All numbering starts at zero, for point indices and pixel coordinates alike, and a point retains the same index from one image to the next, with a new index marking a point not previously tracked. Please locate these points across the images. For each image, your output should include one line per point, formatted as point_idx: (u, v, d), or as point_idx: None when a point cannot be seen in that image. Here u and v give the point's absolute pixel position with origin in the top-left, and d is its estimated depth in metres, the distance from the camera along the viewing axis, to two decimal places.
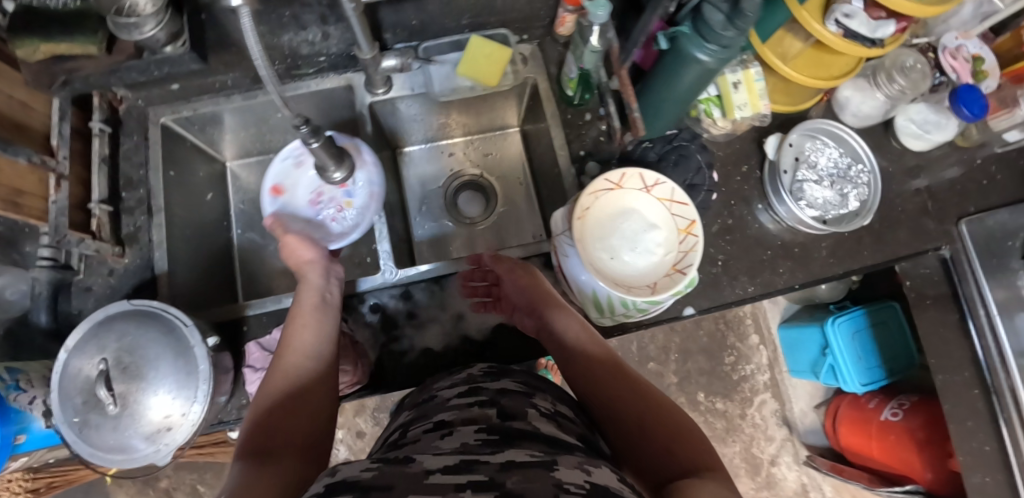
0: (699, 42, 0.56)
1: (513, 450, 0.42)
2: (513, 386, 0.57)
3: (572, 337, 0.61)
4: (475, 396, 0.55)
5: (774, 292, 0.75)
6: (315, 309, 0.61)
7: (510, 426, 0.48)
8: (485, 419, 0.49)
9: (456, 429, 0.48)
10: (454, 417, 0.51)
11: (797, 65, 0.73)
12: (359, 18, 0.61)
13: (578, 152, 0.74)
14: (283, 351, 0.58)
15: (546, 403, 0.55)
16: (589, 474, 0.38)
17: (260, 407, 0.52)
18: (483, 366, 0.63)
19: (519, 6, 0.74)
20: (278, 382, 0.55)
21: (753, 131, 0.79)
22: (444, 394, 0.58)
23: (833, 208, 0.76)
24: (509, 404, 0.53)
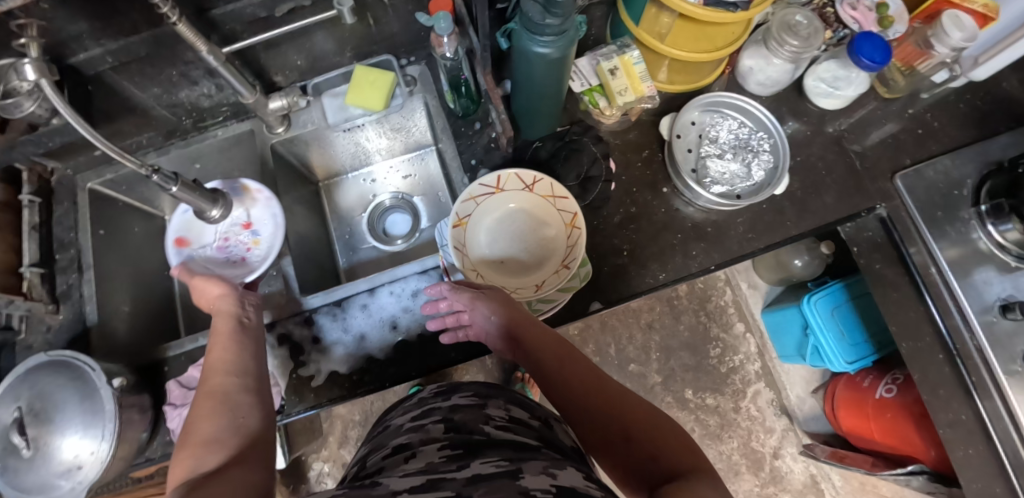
0: (532, 37, 0.57)
1: (479, 463, 0.40)
2: (465, 401, 0.55)
3: (548, 353, 0.58)
4: (429, 417, 0.53)
5: (689, 277, 0.72)
6: (231, 331, 0.61)
7: (473, 440, 0.46)
8: (439, 439, 0.47)
9: (417, 449, 0.46)
10: (411, 440, 0.49)
11: (675, 42, 0.71)
12: (228, 69, 0.65)
13: (470, 161, 0.75)
14: (212, 373, 0.56)
15: (500, 412, 0.54)
16: (553, 477, 0.38)
17: (208, 427, 0.50)
18: (435, 387, 0.61)
19: (397, 31, 0.76)
20: (214, 400, 0.53)
21: (650, 116, 0.78)
22: (398, 421, 0.56)
23: (740, 182, 0.74)
24: (463, 419, 0.51)
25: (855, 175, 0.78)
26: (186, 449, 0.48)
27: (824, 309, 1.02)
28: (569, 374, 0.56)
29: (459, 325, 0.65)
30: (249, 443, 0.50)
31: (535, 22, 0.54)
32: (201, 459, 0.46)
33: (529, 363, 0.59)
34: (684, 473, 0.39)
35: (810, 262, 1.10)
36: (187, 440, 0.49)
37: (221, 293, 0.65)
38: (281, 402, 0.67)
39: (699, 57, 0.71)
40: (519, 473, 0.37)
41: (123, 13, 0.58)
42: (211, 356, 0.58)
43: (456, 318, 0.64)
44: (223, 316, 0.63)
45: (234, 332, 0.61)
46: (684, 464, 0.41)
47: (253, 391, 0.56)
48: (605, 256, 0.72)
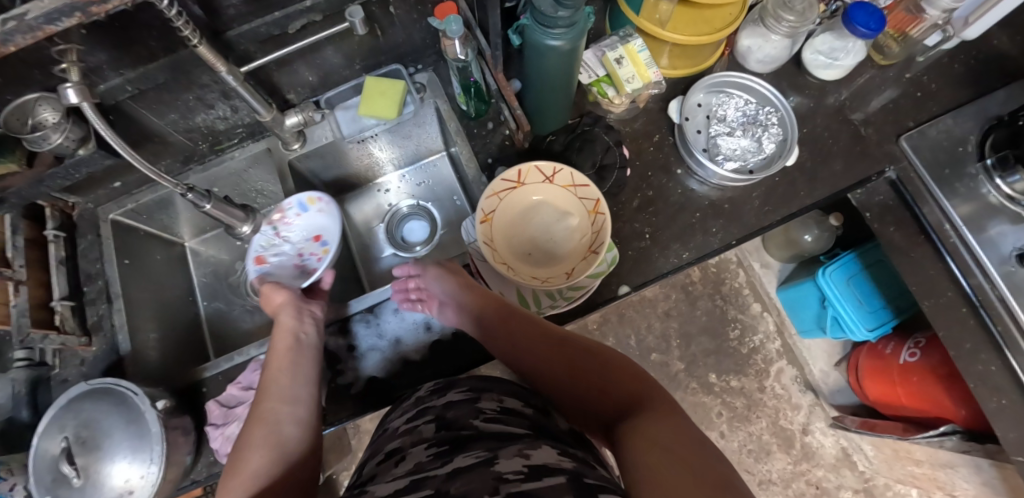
0: (544, 31, 0.58)
1: (462, 455, 0.40)
2: (458, 397, 0.53)
3: (502, 318, 0.64)
4: (423, 417, 0.51)
5: (711, 254, 0.74)
6: (290, 353, 0.61)
7: (460, 434, 0.45)
8: (426, 440, 0.46)
9: (407, 452, 0.45)
10: (402, 443, 0.48)
11: (674, 27, 0.73)
12: (246, 88, 0.66)
13: (486, 160, 0.77)
14: (264, 396, 0.56)
15: (493, 404, 0.52)
16: (528, 458, 0.39)
17: (255, 455, 0.50)
18: (431, 385, 0.59)
19: (404, 41, 0.78)
20: (263, 428, 0.53)
21: (657, 101, 0.80)
22: (394, 424, 0.54)
23: (753, 156, 0.76)
24: (455, 415, 0.49)
25: (862, 141, 0.79)
26: (230, 477, 0.48)
27: (840, 280, 1.04)
28: (520, 341, 0.61)
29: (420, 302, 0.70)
30: (292, 477, 0.50)
31: (547, 16, 0.56)
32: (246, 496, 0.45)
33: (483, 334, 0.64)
34: (636, 407, 0.48)
35: (820, 236, 1.11)
36: (231, 466, 0.49)
37: (290, 310, 0.65)
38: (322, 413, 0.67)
39: (702, 40, 0.72)
40: (494, 460, 0.38)
41: (142, 41, 0.59)
42: (266, 377, 0.59)
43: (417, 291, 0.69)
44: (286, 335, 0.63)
45: (294, 354, 0.61)
46: (633, 396, 0.49)
47: (305, 419, 0.56)
48: (627, 241, 0.74)
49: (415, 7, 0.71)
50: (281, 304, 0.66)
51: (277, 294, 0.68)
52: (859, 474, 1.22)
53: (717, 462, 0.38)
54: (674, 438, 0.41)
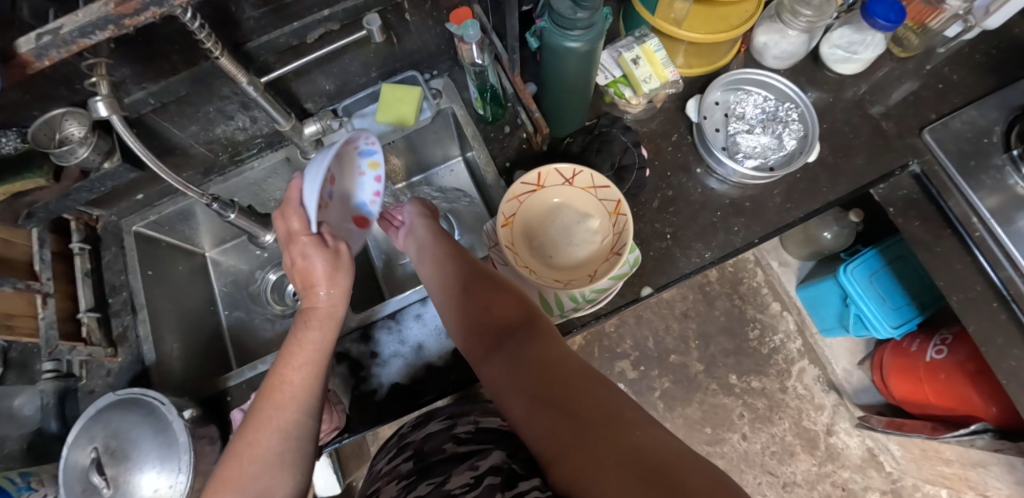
0: (563, 33, 0.58)
1: (422, 486, 0.43)
2: (437, 428, 0.54)
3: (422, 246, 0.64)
4: (404, 455, 0.52)
5: (734, 253, 0.73)
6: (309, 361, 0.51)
7: (431, 462, 0.47)
8: (397, 471, 0.48)
9: (380, 488, 0.48)
10: (381, 482, 0.50)
11: (690, 26, 0.72)
12: (266, 97, 0.67)
13: (505, 164, 0.77)
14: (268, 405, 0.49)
15: (468, 427, 0.52)
16: (476, 470, 0.42)
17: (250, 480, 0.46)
18: (411, 421, 0.61)
19: (419, 47, 0.78)
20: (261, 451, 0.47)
21: (674, 101, 0.79)
22: (380, 465, 0.56)
23: (773, 153, 0.76)
24: (432, 447, 0.50)
25: (884, 135, 0.78)
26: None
27: (862, 278, 1.02)
28: (431, 265, 0.62)
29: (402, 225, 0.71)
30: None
31: (566, 18, 0.56)
32: None
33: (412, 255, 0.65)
34: (518, 336, 0.49)
35: (839, 232, 1.09)
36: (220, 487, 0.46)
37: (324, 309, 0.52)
38: (346, 420, 0.67)
39: (718, 37, 0.71)
40: (445, 482, 0.42)
41: (165, 55, 0.60)
42: (274, 380, 0.50)
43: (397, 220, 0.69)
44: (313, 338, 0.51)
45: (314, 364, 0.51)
46: (520, 320, 0.51)
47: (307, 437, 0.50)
48: (648, 241, 0.73)
49: (430, 14, 0.72)
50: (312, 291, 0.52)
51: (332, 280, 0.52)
52: (886, 474, 1.20)
53: (595, 386, 0.42)
54: (560, 372, 0.44)
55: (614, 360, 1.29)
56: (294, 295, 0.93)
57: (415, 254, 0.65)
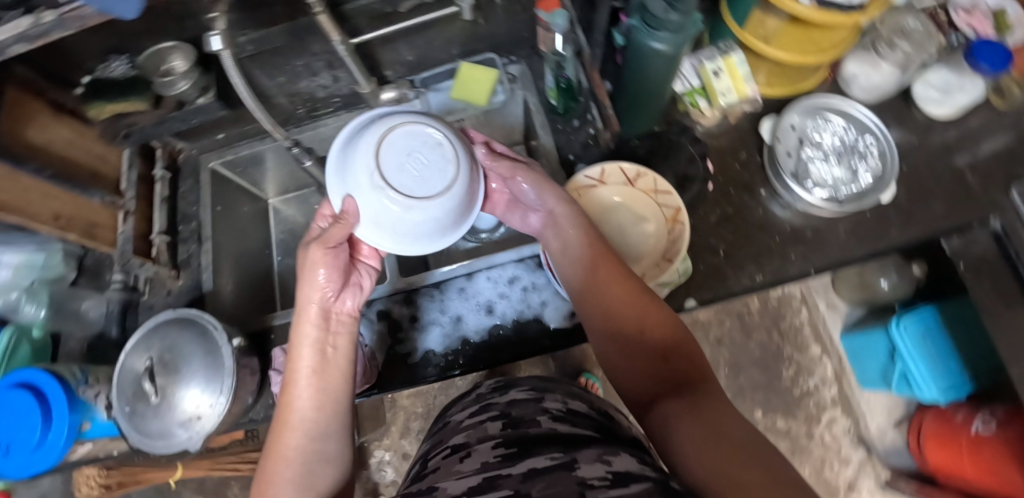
0: (650, 33, 0.59)
1: (534, 457, 0.34)
2: (521, 395, 0.47)
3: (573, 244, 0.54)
4: (487, 412, 0.45)
5: (786, 281, 0.71)
6: (314, 402, 0.47)
7: (527, 434, 0.38)
8: (491, 436, 0.40)
9: (473, 448, 0.39)
10: (467, 437, 0.41)
11: (781, 44, 0.71)
12: (353, 58, 0.69)
13: (567, 156, 0.77)
14: (278, 464, 0.46)
15: (558, 404, 0.45)
16: (611, 465, 0.32)
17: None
18: (491, 382, 0.54)
19: (502, 29, 0.79)
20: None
21: (748, 120, 0.78)
22: (456, 418, 0.48)
23: (845, 186, 0.73)
24: (521, 414, 0.43)
25: (969, 186, 0.73)
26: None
27: (915, 335, 0.97)
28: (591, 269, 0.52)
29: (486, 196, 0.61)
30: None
31: (657, 17, 0.56)
32: None
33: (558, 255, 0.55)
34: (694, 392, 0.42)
35: (898, 283, 1.06)
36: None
37: (324, 341, 0.49)
38: (377, 378, 0.69)
39: (808, 58, 0.70)
40: (574, 464, 0.31)
41: (269, 6, 0.65)
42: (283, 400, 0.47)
43: (518, 201, 0.58)
44: (304, 372, 0.47)
45: (320, 406, 0.47)
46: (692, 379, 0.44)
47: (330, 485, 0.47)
48: (700, 255, 0.72)
49: None
50: (300, 328, 0.48)
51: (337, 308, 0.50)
52: None
53: (791, 471, 0.32)
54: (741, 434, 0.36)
55: None
56: None
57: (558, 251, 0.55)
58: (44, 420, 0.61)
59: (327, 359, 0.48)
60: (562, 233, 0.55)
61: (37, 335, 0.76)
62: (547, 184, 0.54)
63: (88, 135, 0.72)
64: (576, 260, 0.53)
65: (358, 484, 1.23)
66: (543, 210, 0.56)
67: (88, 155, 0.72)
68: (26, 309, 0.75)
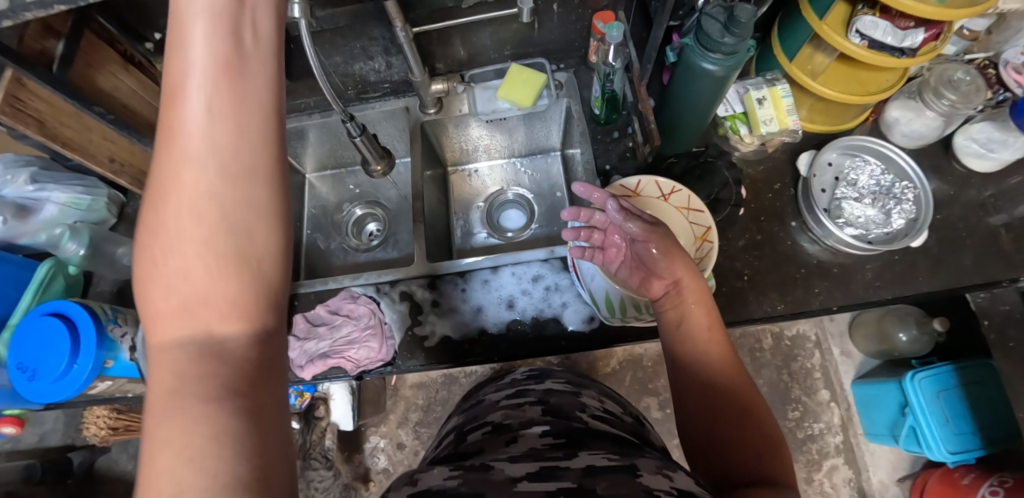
0: (704, 54, 0.61)
1: (588, 454, 0.36)
2: (558, 387, 0.57)
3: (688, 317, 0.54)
4: (524, 397, 0.54)
5: (808, 313, 0.71)
6: (200, 182, 0.28)
7: (574, 431, 0.43)
8: (541, 421, 0.47)
9: (519, 433, 0.44)
10: (511, 420, 0.48)
11: (826, 81, 0.73)
12: (411, 46, 0.71)
13: (604, 166, 0.79)
14: (155, 290, 0.28)
15: (595, 402, 0.55)
16: (672, 481, 0.32)
17: (155, 477, 0.23)
18: (525, 371, 0.64)
19: (556, 37, 0.82)
20: (174, 387, 0.26)
21: (786, 153, 0.79)
22: (492, 398, 0.58)
23: (876, 227, 0.73)
24: (559, 403, 0.52)
25: (1004, 244, 0.73)
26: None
27: (929, 391, 0.96)
28: (698, 346, 0.52)
29: (596, 244, 0.60)
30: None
31: (713, 39, 0.58)
32: (182, 336, 0.27)
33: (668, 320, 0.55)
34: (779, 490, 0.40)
35: (918, 337, 1.05)
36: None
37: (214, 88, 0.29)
38: (393, 354, 0.71)
39: (851, 99, 0.71)
40: (636, 470, 0.33)
41: None
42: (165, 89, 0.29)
43: (636, 256, 0.58)
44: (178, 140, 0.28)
45: (213, 187, 0.28)
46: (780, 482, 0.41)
47: (251, 327, 0.28)
48: (724, 277, 0.73)
49: (575, 8, 0.76)
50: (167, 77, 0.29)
51: (236, 36, 0.30)
52: None
53: None
54: None
55: (641, 395, 1.18)
56: (369, 234, 0.96)
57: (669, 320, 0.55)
58: (73, 351, 0.63)
59: (223, 114, 0.28)
60: (683, 305, 0.54)
61: (73, 271, 0.78)
62: (677, 255, 0.55)
63: (151, 89, 0.76)
64: (689, 330, 0.53)
65: (349, 467, 1.23)
66: (670, 277, 0.55)
67: (149, 108, 0.76)
68: (67, 246, 0.76)
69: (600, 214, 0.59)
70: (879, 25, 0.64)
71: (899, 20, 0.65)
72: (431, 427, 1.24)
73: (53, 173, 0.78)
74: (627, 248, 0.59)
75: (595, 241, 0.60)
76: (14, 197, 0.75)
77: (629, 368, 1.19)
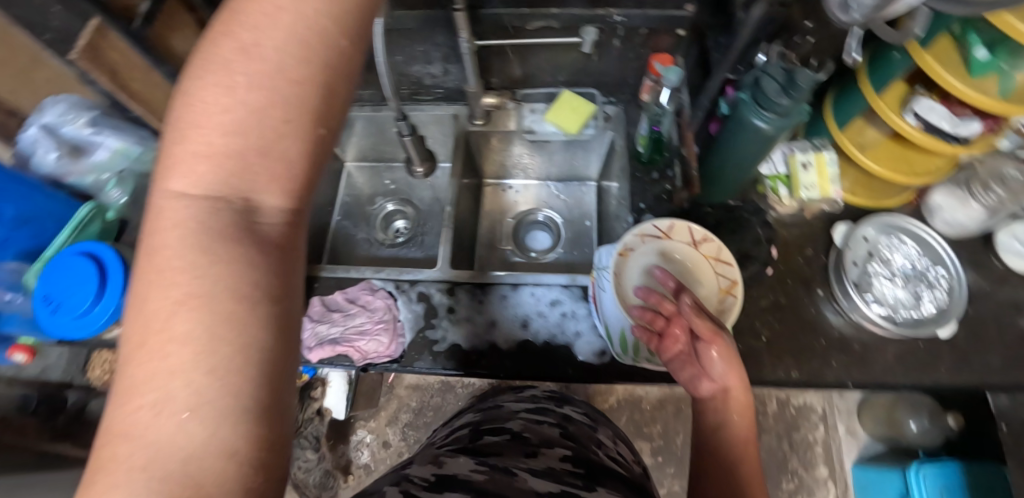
0: (757, 110, 0.61)
1: (605, 491, 0.41)
2: (577, 416, 0.60)
3: (729, 424, 0.56)
4: (544, 416, 0.57)
5: (822, 385, 0.70)
6: (278, 71, 0.31)
7: (594, 466, 0.47)
8: (562, 445, 0.50)
9: (541, 450, 0.48)
10: (532, 435, 0.52)
11: (874, 156, 0.73)
12: (471, 57, 0.73)
13: (639, 204, 0.80)
14: (202, 136, 0.30)
15: (609, 440, 0.57)
16: None
17: (175, 332, 0.27)
18: (546, 391, 0.66)
19: (611, 71, 0.83)
20: (201, 249, 0.29)
21: (822, 220, 0.79)
22: (511, 406, 0.60)
23: (904, 309, 0.72)
24: (577, 431, 0.55)
25: None
26: (126, 397, 0.27)
27: (932, 487, 0.92)
28: (732, 451, 0.54)
29: (654, 328, 0.62)
30: (260, 438, 0.27)
31: (768, 97, 0.59)
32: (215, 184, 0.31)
33: (707, 419, 0.58)
34: None
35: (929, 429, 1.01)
36: (132, 376, 0.27)
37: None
38: (401, 353, 0.71)
39: (898, 177, 0.72)
40: None
41: None
42: None
43: (693, 353, 0.59)
44: (276, 22, 0.31)
45: (290, 81, 0.31)
46: None
47: (282, 211, 0.33)
48: (742, 333, 0.72)
49: (636, 46, 0.78)
50: None
51: None
52: None
53: None
54: None
55: (635, 438, 1.17)
56: (396, 231, 0.98)
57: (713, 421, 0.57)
58: (98, 293, 0.65)
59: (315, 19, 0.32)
60: (726, 414, 0.57)
61: (110, 218, 0.80)
62: (734, 363, 0.56)
63: None
64: (727, 434, 0.55)
65: (332, 456, 1.23)
66: (719, 382, 0.57)
67: None
68: (113, 192, 0.81)
69: (670, 303, 0.61)
70: (935, 109, 0.64)
71: (956, 107, 0.65)
72: (418, 430, 1.24)
73: (113, 121, 0.81)
74: (687, 342, 0.59)
75: (658, 327, 0.62)
76: (71, 136, 0.78)
77: (626, 409, 1.18)
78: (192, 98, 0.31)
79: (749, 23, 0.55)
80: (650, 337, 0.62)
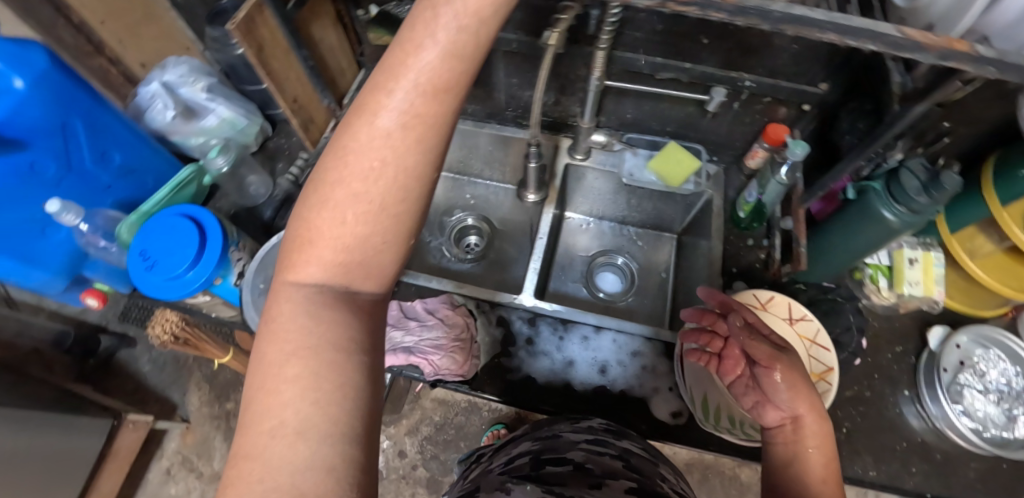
0: (888, 202, 0.61)
1: None
2: (636, 449, 0.57)
3: (804, 458, 0.48)
4: (605, 447, 0.55)
5: (900, 490, 0.67)
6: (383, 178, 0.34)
7: None
8: (627, 477, 0.49)
9: (604, 482, 0.47)
10: (593, 465, 0.50)
11: (983, 265, 0.73)
12: (596, 94, 0.74)
13: (730, 268, 0.79)
14: (315, 238, 0.34)
15: (672, 477, 0.54)
16: None
17: (285, 382, 0.30)
18: (601, 421, 0.62)
19: (720, 132, 0.84)
20: (310, 317, 0.33)
21: (914, 320, 0.78)
22: (569, 436, 0.57)
23: (994, 427, 0.69)
24: (638, 464, 0.53)
25: None
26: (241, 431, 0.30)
27: None
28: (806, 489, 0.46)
29: (710, 351, 0.60)
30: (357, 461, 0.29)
31: (906, 193, 0.58)
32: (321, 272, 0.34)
33: (780, 455, 0.50)
34: None
35: None
36: (251, 418, 0.30)
37: (425, 114, 0.34)
38: (472, 374, 0.69)
39: (1005, 289, 0.70)
40: None
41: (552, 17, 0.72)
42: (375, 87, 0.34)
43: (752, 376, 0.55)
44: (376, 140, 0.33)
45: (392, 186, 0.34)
46: None
47: (375, 291, 0.36)
48: None
49: (755, 114, 0.78)
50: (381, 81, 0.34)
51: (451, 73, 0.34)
52: None
53: None
54: None
55: None
56: (467, 246, 0.97)
57: (786, 456, 0.49)
58: (195, 257, 0.64)
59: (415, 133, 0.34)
60: (799, 444, 0.49)
61: (205, 182, 0.80)
62: (802, 387, 0.51)
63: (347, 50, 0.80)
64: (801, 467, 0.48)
65: None
66: (788, 409, 0.51)
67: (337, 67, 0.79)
68: (215, 160, 0.78)
69: (723, 323, 0.59)
70: None
71: None
72: (437, 446, 1.21)
73: (226, 90, 0.82)
74: (747, 366, 0.56)
75: (711, 348, 0.60)
76: (186, 97, 0.79)
77: None
78: (309, 204, 0.35)
79: (906, 117, 0.54)
80: (708, 359, 0.60)
